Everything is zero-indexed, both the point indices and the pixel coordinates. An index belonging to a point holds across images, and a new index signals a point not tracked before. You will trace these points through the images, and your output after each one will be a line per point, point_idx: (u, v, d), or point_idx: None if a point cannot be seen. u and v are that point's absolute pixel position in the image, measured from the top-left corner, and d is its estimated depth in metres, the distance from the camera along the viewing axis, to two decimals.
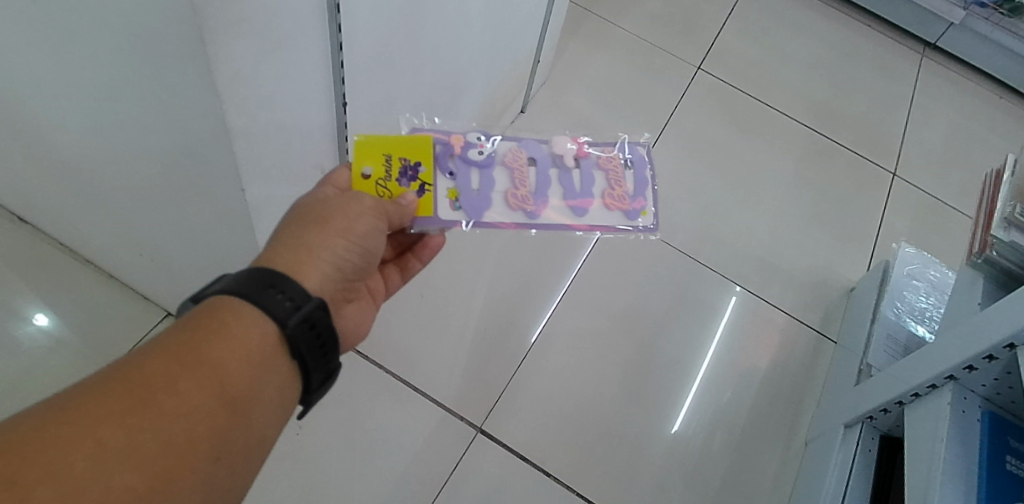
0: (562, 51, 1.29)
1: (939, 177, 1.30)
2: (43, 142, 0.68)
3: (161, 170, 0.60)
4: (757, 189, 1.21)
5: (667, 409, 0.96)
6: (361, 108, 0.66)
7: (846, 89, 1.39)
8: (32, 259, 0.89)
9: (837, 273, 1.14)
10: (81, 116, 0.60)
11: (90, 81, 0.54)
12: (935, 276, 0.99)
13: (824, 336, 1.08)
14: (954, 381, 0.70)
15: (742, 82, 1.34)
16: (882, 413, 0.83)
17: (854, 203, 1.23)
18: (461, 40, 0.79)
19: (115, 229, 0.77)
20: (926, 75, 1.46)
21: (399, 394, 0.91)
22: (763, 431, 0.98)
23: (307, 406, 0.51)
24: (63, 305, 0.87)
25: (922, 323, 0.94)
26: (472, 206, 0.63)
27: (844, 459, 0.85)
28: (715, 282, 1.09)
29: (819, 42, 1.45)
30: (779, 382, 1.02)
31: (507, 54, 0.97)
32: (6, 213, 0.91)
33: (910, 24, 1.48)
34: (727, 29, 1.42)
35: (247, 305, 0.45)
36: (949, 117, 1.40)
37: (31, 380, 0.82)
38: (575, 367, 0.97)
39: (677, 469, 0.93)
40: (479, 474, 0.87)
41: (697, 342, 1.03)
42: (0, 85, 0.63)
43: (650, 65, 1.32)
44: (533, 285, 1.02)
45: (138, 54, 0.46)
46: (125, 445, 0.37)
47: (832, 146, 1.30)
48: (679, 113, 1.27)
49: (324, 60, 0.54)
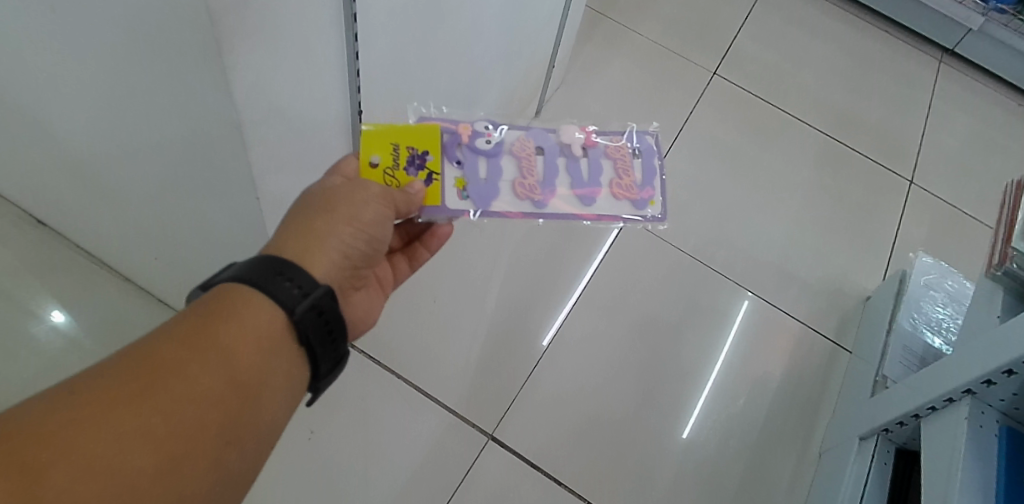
0: (576, 54, 1.29)
1: (957, 185, 1.28)
2: (58, 143, 0.69)
3: (173, 172, 0.60)
4: (773, 196, 1.19)
5: (678, 416, 0.95)
6: (376, 111, 0.65)
7: (863, 96, 1.37)
8: (48, 260, 0.90)
9: (853, 282, 1.13)
10: (96, 118, 0.60)
11: (104, 84, 0.54)
12: (952, 286, 0.97)
13: (838, 346, 1.06)
14: (972, 395, 0.69)
15: (758, 87, 1.33)
16: (899, 425, 0.81)
17: (872, 211, 1.21)
18: (476, 42, 0.78)
19: (129, 230, 0.77)
20: (944, 81, 1.44)
21: (409, 397, 0.90)
22: (777, 441, 0.96)
23: (316, 393, 0.51)
24: (76, 305, 0.88)
25: (938, 334, 0.92)
26: (480, 196, 0.62)
27: (859, 472, 0.84)
28: (728, 288, 1.07)
29: (837, 49, 1.44)
30: (793, 392, 1.01)
31: (523, 56, 0.96)
32: (25, 214, 0.92)
33: (928, 29, 1.46)
34: (743, 33, 1.41)
35: (255, 293, 0.44)
36: (967, 124, 1.38)
37: (44, 379, 0.82)
38: (585, 372, 0.96)
39: (689, 479, 0.91)
40: (489, 481, 0.86)
41: (710, 350, 1.01)
42: (16, 85, 0.63)
43: (666, 69, 1.31)
44: (543, 287, 1.02)
45: (150, 58, 0.46)
46: (135, 428, 0.36)
47: (849, 154, 1.28)
48: (694, 118, 1.26)
49: (341, 67, 0.54)
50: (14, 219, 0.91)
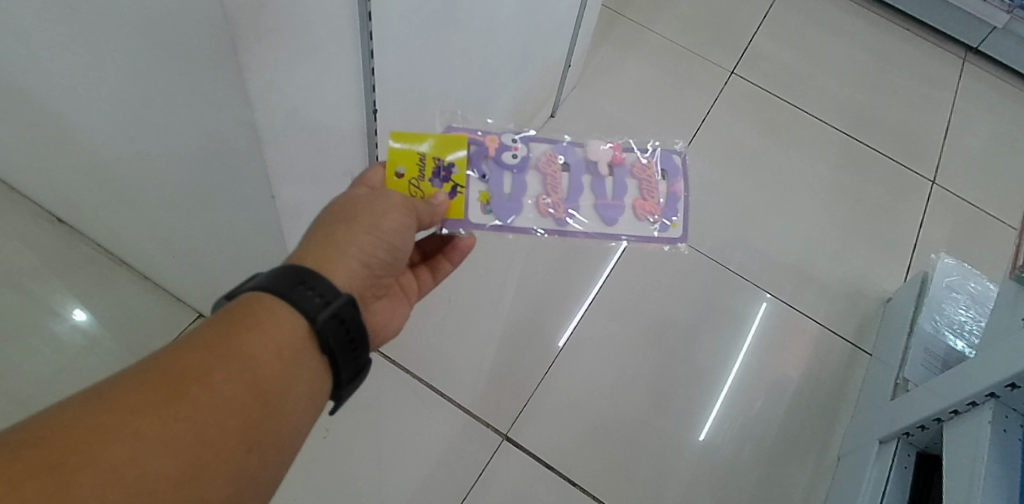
0: (592, 54, 1.29)
1: (981, 185, 1.26)
2: (80, 146, 0.70)
3: (189, 173, 0.60)
4: (791, 196, 1.18)
5: (694, 418, 0.95)
6: (392, 113, 0.65)
7: (884, 93, 1.36)
8: (69, 259, 0.92)
9: (873, 283, 1.11)
10: (116, 120, 0.61)
11: (123, 87, 0.55)
12: (975, 288, 0.95)
13: (858, 347, 1.05)
14: (996, 398, 0.68)
15: (777, 86, 1.32)
16: (920, 429, 0.79)
17: (892, 212, 1.20)
18: (491, 45, 0.79)
19: (148, 230, 0.79)
20: (967, 80, 1.41)
21: (425, 396, 0.91)
22: (795, 445, 0.95)
23: (339, 401, 0.51)
24: (97, 302, 0.90)
25: (960, 337, 0.90)
26: (502, 211, 0.64)
27: (879, 475, 0.83)
28: (746, 289, 1.07)
29: (856, 47, 1.42)
30: (810, 394, 1.00)
31: (538, 57, 0.96)
32: (47, 214, 0.94)
33: (951, 27, 1.44)
34: (761, 32, 1.40)
35: (279, 302, 0.45)
36: (991, 123, 1.35)
37: (65, 375, 0.84)
38: (600, 374, 0.96)
39: (706, 480, 0.91)
40: (504, 479, 0.87)
41: (726, 352, 1.01)
42: (39, 88, 0.65)
43: (683, 69, 1.30)
44: (559, 291, 1.02)
45: (170, 63, 0.47)
46: (162, 434, 0.37)
47: (869, 153, 1.26)
48: (712, 118, 1.25)
49: (356, 68, 0.54)
50: (35, 219, 0.94)
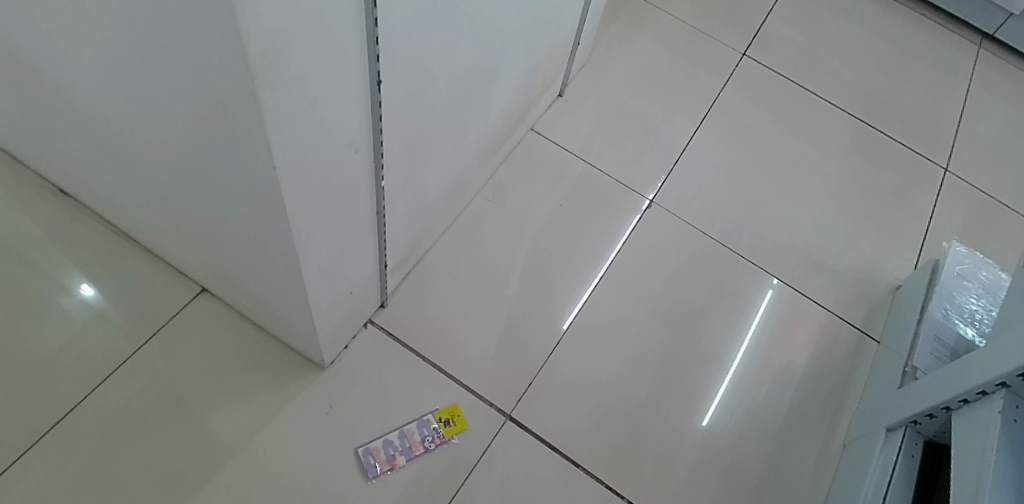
0: (603, 33, 1.26)
1: (994, 174, 1.24)
2: (82, 115, 0.69)
3: (192, 144, 0.59)
4: (802, 181, 1.16)
5: (699, 403, 0.94)
6: (397, 87, 0.64)
7: (899, 79, 1.33)
8: (73, 231, 0.91)
9: (882, 270, 1.10)
10: (119, 89, 0.59)
11: (125, 54, 0.53)
12: (986, 277, 0.93)
13: (867, 335, 1.04)
14: (1007, 388, 0.66)
15: (790, 68, 1.30)
16: (928, 418, 0.78)
17: (903, 198, 1.18)
18: (500, 19, 0.76)
19: (150, 202, 0.78)
20: (983, 67, 1.38)
21: (428, 375, 0.90)
22: (800, 430, 0.95)
23: None
24: (101, 276, 0.89)
25: (971, 325, 0.88)
26: None
27: (885, 463, 0.82)
28: (753, 274, 1.06)
29: (871, 31, 1.39)
30: (816, 381, 0.99)
31: (547, 33, 0.94)
32: (50, 185, 0.93)
33: (968, 13, 1.41)
34: (775, 14, 1.37)
35: None
36: (1006, 111, 1.33)
37: (69, 347, 0.83)
38: (605, 357, 0.95)
39: (711, 464, 0.90)
40: (507, 459, 0.86)
41: (731, 337, 1.00)
42: (42, 54, 0.64)
43: (694, 50, 1.28)
44: (564, 273, 1.01)
45: (170, 28, 0.45)
46: None
47: (882, 138, 1.24)
48: (722, 100, 1.23)
49: (360, 36, 0.52)
50: (39, 190, 0.93)
